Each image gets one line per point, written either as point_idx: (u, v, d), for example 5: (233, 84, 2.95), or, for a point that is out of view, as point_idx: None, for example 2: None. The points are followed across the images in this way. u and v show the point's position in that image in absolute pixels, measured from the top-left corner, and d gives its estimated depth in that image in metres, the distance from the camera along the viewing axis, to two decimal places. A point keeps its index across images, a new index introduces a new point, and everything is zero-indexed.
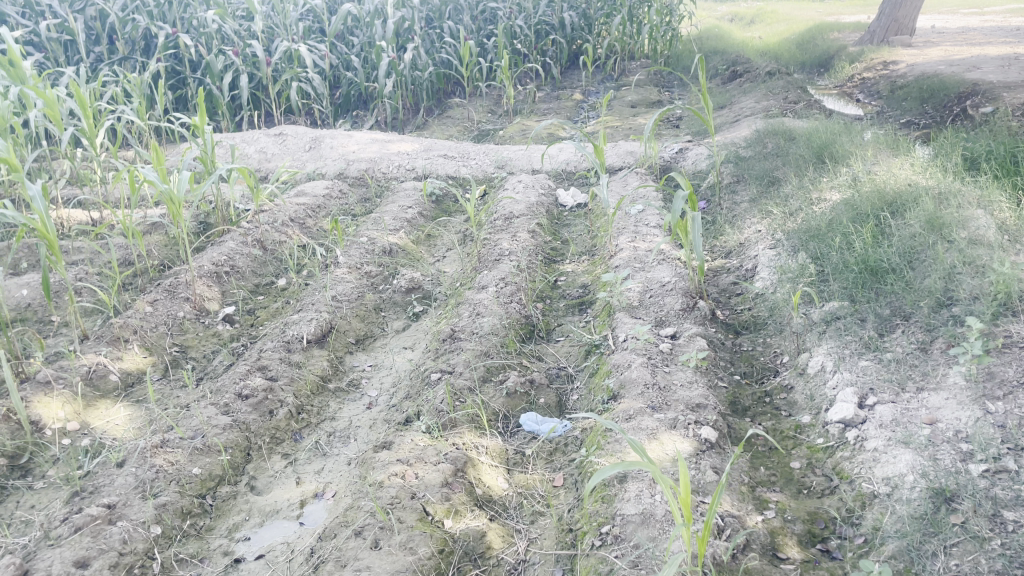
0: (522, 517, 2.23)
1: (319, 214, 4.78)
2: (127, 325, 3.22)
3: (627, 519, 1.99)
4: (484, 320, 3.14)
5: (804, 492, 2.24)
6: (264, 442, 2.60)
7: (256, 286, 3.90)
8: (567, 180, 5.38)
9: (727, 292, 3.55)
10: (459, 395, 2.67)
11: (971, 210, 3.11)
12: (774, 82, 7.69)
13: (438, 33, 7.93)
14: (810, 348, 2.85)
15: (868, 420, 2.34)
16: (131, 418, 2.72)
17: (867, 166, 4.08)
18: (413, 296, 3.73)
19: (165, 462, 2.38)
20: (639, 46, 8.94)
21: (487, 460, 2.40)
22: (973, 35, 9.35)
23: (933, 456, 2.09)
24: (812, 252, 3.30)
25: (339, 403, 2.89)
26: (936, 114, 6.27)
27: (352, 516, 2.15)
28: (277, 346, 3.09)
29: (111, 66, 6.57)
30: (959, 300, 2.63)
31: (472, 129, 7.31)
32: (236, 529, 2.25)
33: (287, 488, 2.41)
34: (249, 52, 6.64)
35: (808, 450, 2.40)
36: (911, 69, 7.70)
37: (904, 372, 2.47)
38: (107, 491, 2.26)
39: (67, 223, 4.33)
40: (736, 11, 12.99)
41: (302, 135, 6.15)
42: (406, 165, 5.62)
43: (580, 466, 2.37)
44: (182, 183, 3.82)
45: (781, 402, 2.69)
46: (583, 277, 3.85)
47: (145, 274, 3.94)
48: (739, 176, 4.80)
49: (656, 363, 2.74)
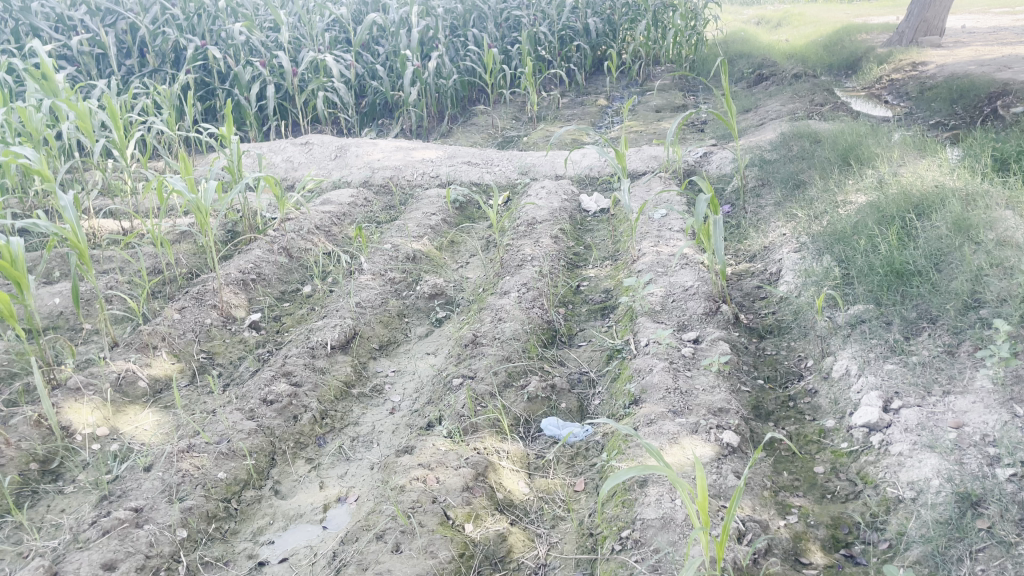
0: (543, 521, 2.23)
1: (344, 222, 4.83)
2: (156, 332, 3.27)
3: (647, 523, 1.98)
4: (507, 325, 3.16)
5: (828, 496, 2.21)
6: (288, 447, 2.63)
7: (281, 294, 3.95)
8: (590, 185, 5.39)
9: (750, 296, 3.52)
10: (481, 400, 2.68)
11: (999, 211, 3.07)
12: (800, 85, 7.63)
13: (462, 41, 7.99)
14: (835, 352, 2.82)
15: (893, 424, 2.31)
16: (159, 424, 2.77)
17: (893, 168, 4.04)
18: (437, 302, 3.76)
19: (191, 466, 2.41)
20: (663, 51, 8.93)
21: (508, 465, 2.41)
22: (1005, 34, 9.20)
23: (959, 461, 2.06)
24: (837, 255, 3.27)
25: (363, 408, 2.92)
26: (966, 115, 6.18)
27: (374, 520, 2.17)
28: (302, 352, 3.12)
29: (142, 78, 6.70)
30: (987, 302, 2.59)
31: (496, 136, 7.35)
32: (260, 533, 2.28)
33: (311, 492, 2.44)
34: (276, 63, 6.74)
35: (832, 454, 2.38)
36: (940, 70, 7.60)
37: (930, 376, 2.44)
38: (135, 495, 2.30)
39: (98, 233, 4.42)
40: (762, 14, 12.93)
41: (328, 144, 6.22)
42: (430, 173, 5.66)
43: (601, 470, 2.36)
44: (208, 192, 3.88)
45: (805, 406, 2.67)
46: (606, 282, 3.85)
47: (174, 282, 4.01)
48: (764, 179, 4.77)
49: (678, 367, 2.73)
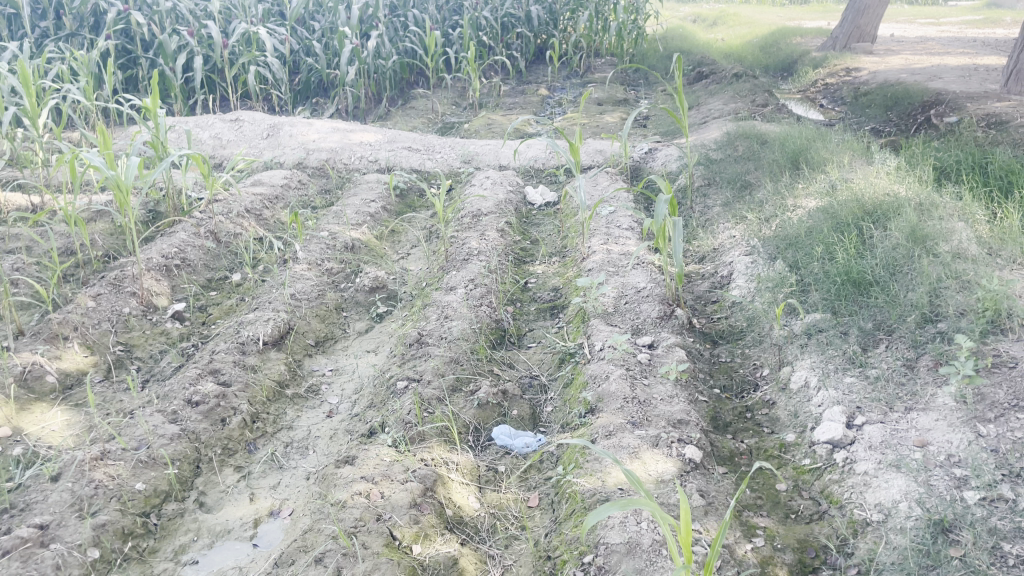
0: (496, 541, 2.08)
1: (276, 206, 4.57)
2: (67, 321, 2.99)
3: (612, 548, 1.86)
4: (453, 325, 2.99)
5: (792, 517, 2.14)
6: (215, 455, 2.41)
7: (208, 281, 3.69)
8: (535, 178, 5.26)
9: (702, 299, 3.45)
10: (428, 406, 2.51)
11: (952, 223, 3.05)
12: (741, 85, 7.66)
13: (403, 22, 7.73)
14: (792, 361, 2.75)
15: (857, 441, 2.25)
16: (69, 424, 2.51)
17: (843, 174, 4.02)
18: (377, 296, 3.56)
19: (105, 476, 2.17)
20: (605, 43, 8.84)
21: (457, 478, 2.25)
22: (932, 45, 9.45)
23: (927, 482, 2.01)
24: (790, 260, 3.21)
25: (297, 411, 2.71)
26: (901, 123, 6.27)
27: (312, 540, 1.98)
28: (231, 348, 2.89)
29: (57, 42, 6.27)
30: (946, 316, 2.55)
31: (436, 121, 7.14)
32: (182, 551, 2.07)
33: (240, 505, 2.23)
34: (204, 33, 6.38)
35: (794, 471, 2.31)
36: (875, 76, 7.73)
37: (892, 391, 2.38)
38: (40, 510, 2.04)
39: (4, 207, 4.07)
40: (699, 12, 13.03)
41: (260, 121, 5.90)
42: (368, 157, 5.43)
43: (557, 485, 2.23)
44: (129, 169, 3.59)
45: (763, 418, 2.59)
46: (554, 279, 3.72)
47: (88, 265, 3.70)
48: (710, 178, 4.71)
49: (634, 375, 2.62)
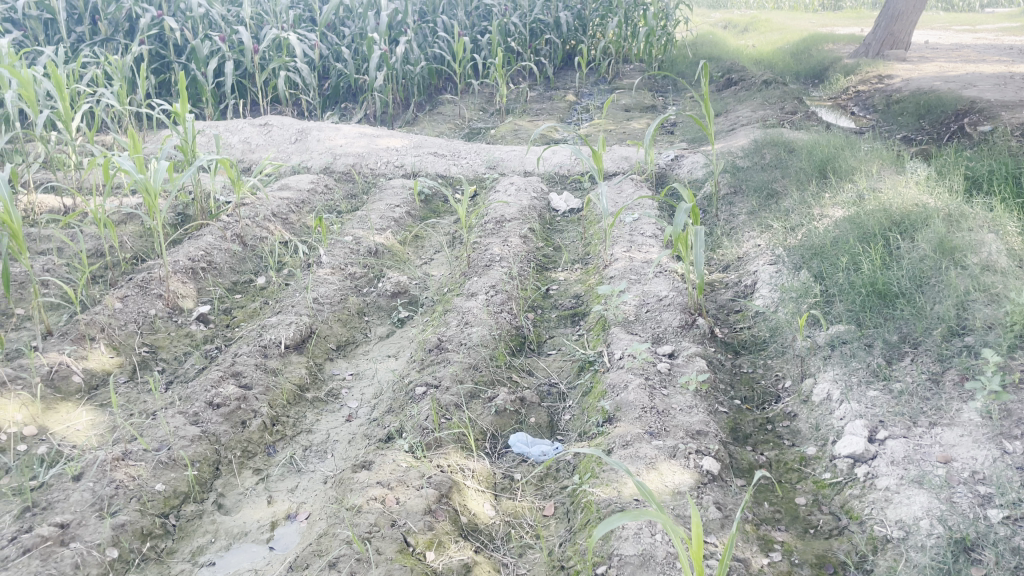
0: (510, 549, 2.07)
1: (302, 210, 4.61)
2: (94, 322, 3.04)
3: (625, 560, 1.84)
4: (473, 331, 3.00)
5: (811, 531, 2.10)
6: (234, 457, 2.43)
7: (233, 284, 3.73)
8: (560, 184, 5.26)
9: (725, 309, 3.42)
10: (445, 412, 2.52)
11: (982, 234, 2.99)
12: (770, 92, 7.59)
13: (431, 28, 7.79)
14: (815, 374, 2.71)
15: (879, 456, 2.21)
16: (93, 424, 2.55)
17: (871, 183, 3.96)
18: (399, 301, 3.58)
19: (125, 476, 2.20)
20: (634, 49, 8.82)
21: (473, 485, 2.25)
22: (967, 52, 9.30)
23: (949, 499, 1.97)
24: (815, 270, 3.17)
25: (317, 415, 2.73)
26: (934, 131, 6.18)
27: (327, 544, 1.99)
28: (253, 351, 2.92)
29: (93, 47, 6.42)
30: (973, 330, 2.50)
31: (463, 127, 7.17)
32: (200, 553, 2.08)
33: (257, 507, 2.25)
34: (235, 39, 6.48)
35: (815, 485, 2.27)
36: (907, 84, 7.63)
37: (916, 406, 2.34)
38: (62, 509, 2.07)
39: (37, 209, 4.17)
40: (730, 18, 12.96)
41: (288, 126, 5.97)
42: (394, 162, 5.46)
43: (573, 494, 2.22)
44: (158, 173, 3.65)
45: (784, 430, 2.56)
46: (576, 286, 3.71)
47: (117, 267, 3.76)
48: (737, 186, 4.68)
49: (653, 385, 2.60)
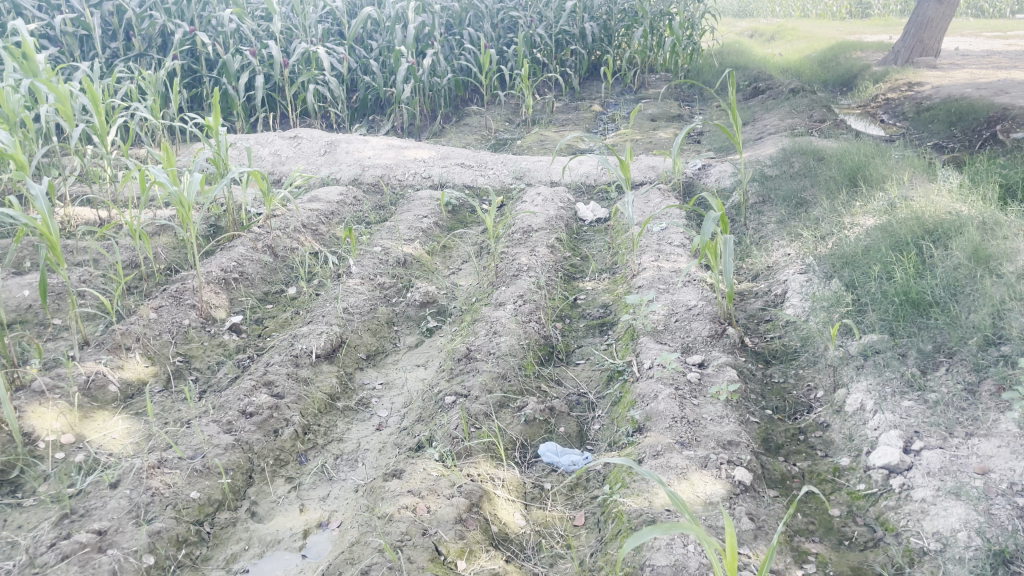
0: (541, 558, 2.07)
1: (332, 221, 4.67)
2: (130, 332, 3.10)
3: (657, 570, 1.82)
4: (502, 340, 3.01)
5: (845, 543, 2.08)
6: (267, 465, 2.45)
7: (264, 295, 3.78)
8: (587, 194, 5.28)
9: (755, 318, 3.40)
10: (475, 421, 2.53)
11: (1018, 242, 2.95)
12: (798, 100, 7.55)
13: (458, 40, 7.86)
14: (847, 384, 2.68)
15: (914, 467, 2.18)
16: (129, 432, 2.60)
17: (903, 191, 3.92)
18: (428, 311, 3.60)
19: (161, 484, 2.22)
20: (660, 59, 8.82)
21: (503, 494, 2.25)
22: (999, 58, 9.19)
23: (988, 511, 1.94)
24: (846, 279, 3.14)
25: (348, 423, 2.75)
26: (965, 139, 6.11)
27: (359, 552, 1.99)
28: (284, 360, 2.95)
29: (127, 62, 6.59)
30: (1009, 339, 2.46)
31: (489, 137, 7.21)
32: (234, 560, 2.10)
33: (290, 515, 2.27)
34: (265, 53, 6.60)
35: (849, 496, 2.24)
36: (938, 90, 7.55)
37: (952, 416, 2.31)
38: (99, 516, 2.09)
39: (74, 221, 4.26)
40: (756, 26, 12.91)
41: (317, 138, 6.05)
42: (422, 173, 5.51)
43: (604, 504, 2.22)
44: (192, 185, 3.72)
45: (817, 441, 2.53)
46: (604, 296, 3.71)
47: (151, 278, 3.83)
48: (765, 195, 4.65)
49: (684, 395, 2.59)
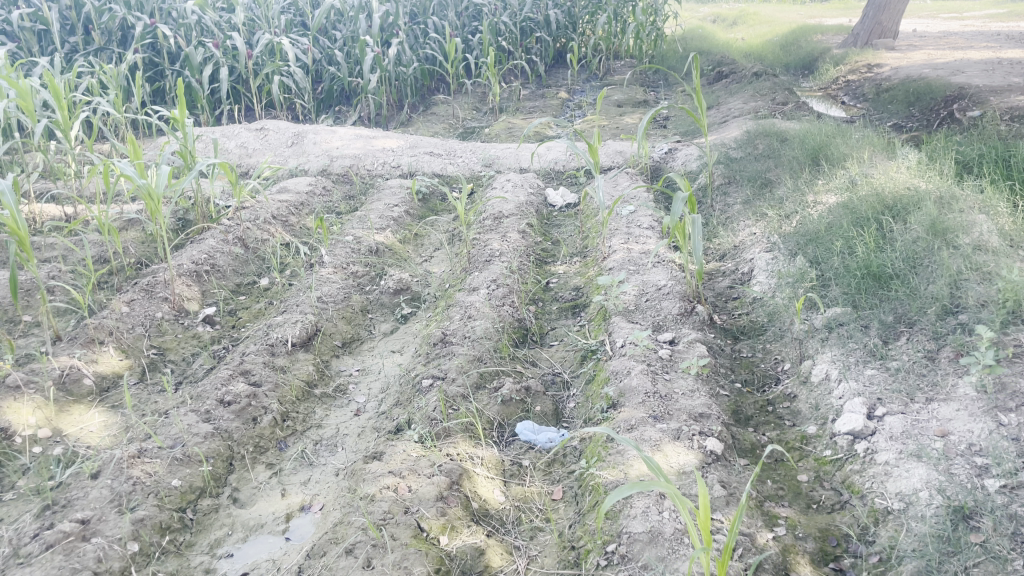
0: (521, 533, 2.12)
1: (302, 212, 4.68)
2: (102, 326, 3.09)
3: (634, 537, 1.86)
4: (477, 324, 3.06)
5: (813, 507, 2.15)
6: (247, 452, 2.47)
7: (236, 286, 3.78)
8: (556, 180, 5.34)
9: (723, 296, 3.47)
10: (453, 403, 2.57)
11: (973, 215, 3.06)
12: (761, 83, 7.66)
13: (423, 29, 7.86)
14: (813, 356, 2.77)
15: (878, 432, 2.26)
16: (106, 425, 2.60)
17: (864, 168, 4.02)
18: (402, 298, 3.64)
19: (142, 473, 2.23)
20: (624, 45, 8.89)
21: (482, 472, 2.30)
22: (955, 39, 9.38)
23: (948, 471, 2.02)
24: (810, 256, 3.23)
25: (326, 410, 2.78)
26: (923, 118, 6.26)
27: (342, 532, 2.02)
28: (260, 349, 2.96)
29: (87, 56, 6.52)
30: (966, 308, 2.56)
31: (457, 126, 7.23)
32: (218, 545, 2.12)
33: (272, 500, 2.30)
34: (229, 44, 6.56)
35: (816, 462, 2.32)
36: (896, 71, 7.71)
37: (912, 382, 2.39)
38: (80, 505, 2.10)
39: (40, 218, 4.23)
40: (719, 11, 13.02)
41: (284, 129, 6.02)
42: (391, 162, 5.52)
43: (580, 478, 2.27)
44: (161, 177, 3.71)
45: (784, 411, 2.61)
46: (575, 279, 3.77)
47: (121, 272, 3.81)
48: (731, 177, 4.74)
49: (655, 370, 2.66)
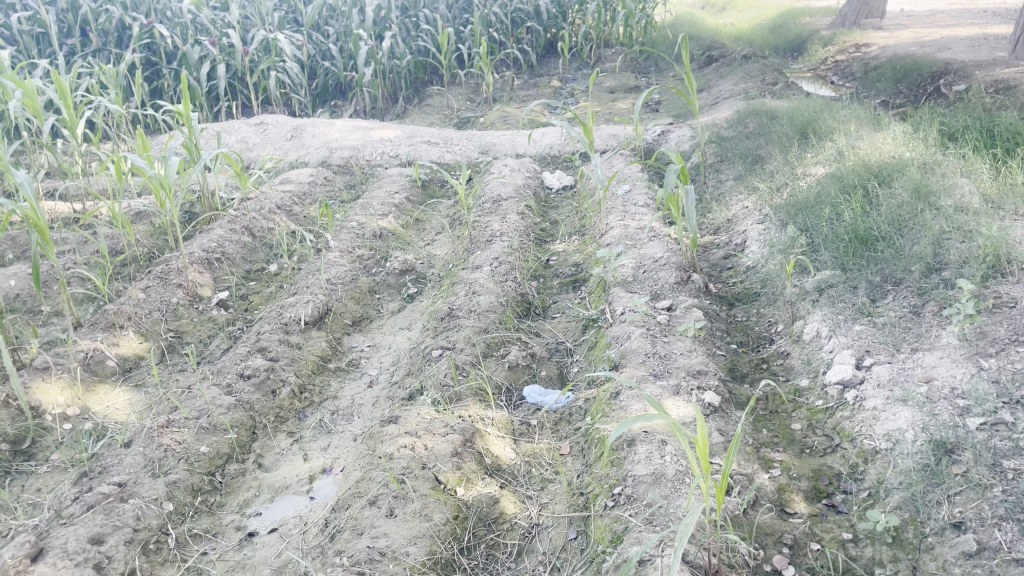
0: (532, 484, 2.24)
1: (305, 202, 4.79)
2: (122, 311, 3.21)
3: (639, 479, 1.99)
4: (481, 298, 3.18)
5: (807, 451, 2.29)
6: (269, 421, 2.60)
7: (246, 273, 3.90)
8: (552, 164, 5.46)
9: (718, 266, 3.60)
10: (462, 370, 2.70)
11: (955, 179, 3.19)
12: (750, 65, 7.77)
13: (414, 22, 7.96)
14: (805, 316, 2.89)
15: (866, 380, 2.39)
16: (131, 402, 2.72)
17: (851, 140, 4.15)
18: (407, 278, 3.76)
19: (172, 441, 2.36)
20: (614, 33, 8.99)
21: (493, 431, 2.43)
22: (942, 17, 9.49)
23: (932, 412, 2.15)
24: (800, 224, 3.35)
25: (340, 382, 2.91)
26: (911, 94, 6.38)
27: (365, 487, 2.15)
28: (275, 328, 3.09)
29: (86, 57, 6.63)
30: (949, 265, 2.69)
31: (452, 117, 7.34)
32: (247, 505, 2.25)
33: (295, 464, 2.42)
34: (225, 42, 6.66)
35: (808, 412, 2.45)
36: (883, 50, 7.82)
37: (898, 334, 2.52)
38: (116, 471, 2.23)
39: (50, 214, 4.34)
40: None
41: (283, 124, 6.13)
42: (390, 152, 5.63)
43: (586, 434, 2.40)
44: (171, 167, 3.83)
45: (778, 368, 2.74)
46: (575, 256, 3.89)
47: (134, 262, 3.93)
48: (723, 155, 4.86)
49: (654, 334, 2.78)
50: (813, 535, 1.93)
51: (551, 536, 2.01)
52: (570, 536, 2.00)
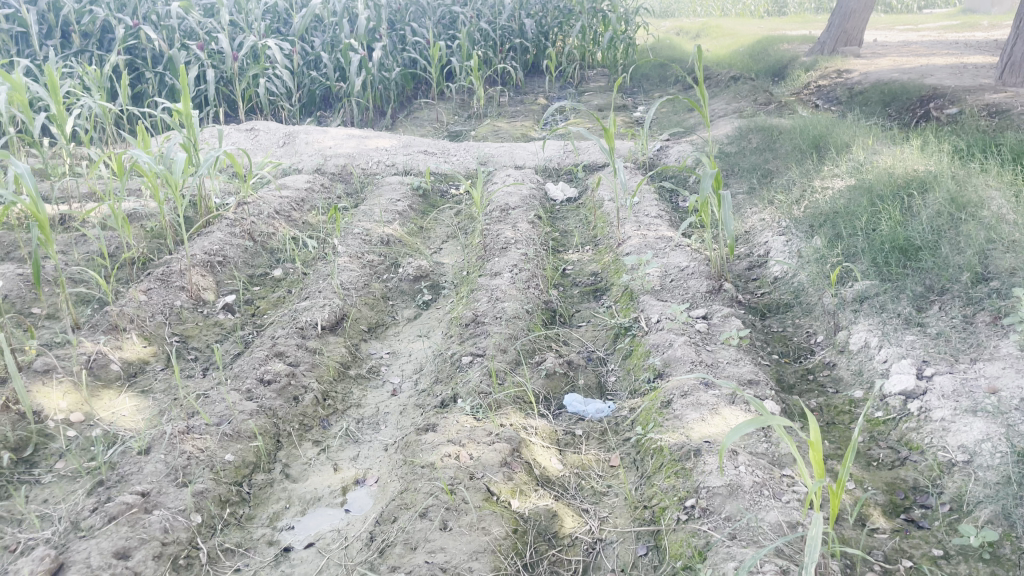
0: (586, 497, 2.10)
1: (305, 208, 4.61)
2: (124, 313, 3.00)
3: (713, 491, 1.87)
4: (506, 305, 3.04)
5: (874, 464, 2.18)
6: (293, 429, 2.43)
7: (250, 278, 3.72)
8: (555, 175, 5.36)
9: (744, 277, 3.51)
10: (498, 377, 2.55)
11: (987, 190, 3.14)
12: (739, 87, 7.78)
13: (401, 35, 7.84)
14: (848, 326, 2.80)
15: (928, 392, 2.30)
16: (139, 409, 2.52)
17: (865, 154, 4.11)
18: (421, 284, 3.62)
19: (194, 448, 2.18)
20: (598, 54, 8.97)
21: (539, 441, 2.28)
22: (917, 47, 9.63)
23: (1007, 422, 2.05)
24: (831, 234, 3.28)
25: (363, 390, 2.74)
26: (900, 117, 6.41)
27: (411, 498, 2.00)
28: (290, 332, 2.92)
29: (66, 59, 6.40)
30: (998, 275, 2.61)
31: (442, 130, 7.23)
32: (278, 518, 2.08)
33: (325, 474, 2.25)
34: (213, 46, 6.47)
35: (868, 424, 2.36)
36: (866, 77, 7.89)
37: (955, 345, 2.43)
38: (137, 480, 2.04)
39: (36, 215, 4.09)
40: (681, 25, 13.16)
41: (275, 130, 5.97)
42: (386, 161, 5.49)
43: (637, 444, 2.27)
44: (175, 165, 3.64)
45: (826, 379, 2.65)
46: (592, 265, 3.78)
47: (132, 264, 3.72)
48: (729, 170, 4.80)
49: (697, 342, 2.67)
50: (901, 552, 1.83)
51: (619, 553, 1.88)
52: (640, 552, 1.87)
